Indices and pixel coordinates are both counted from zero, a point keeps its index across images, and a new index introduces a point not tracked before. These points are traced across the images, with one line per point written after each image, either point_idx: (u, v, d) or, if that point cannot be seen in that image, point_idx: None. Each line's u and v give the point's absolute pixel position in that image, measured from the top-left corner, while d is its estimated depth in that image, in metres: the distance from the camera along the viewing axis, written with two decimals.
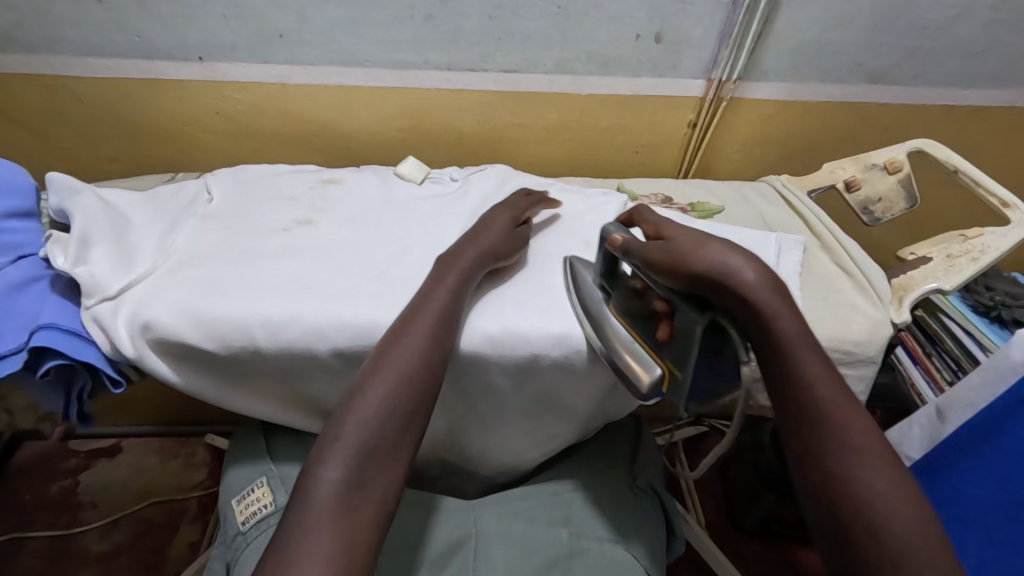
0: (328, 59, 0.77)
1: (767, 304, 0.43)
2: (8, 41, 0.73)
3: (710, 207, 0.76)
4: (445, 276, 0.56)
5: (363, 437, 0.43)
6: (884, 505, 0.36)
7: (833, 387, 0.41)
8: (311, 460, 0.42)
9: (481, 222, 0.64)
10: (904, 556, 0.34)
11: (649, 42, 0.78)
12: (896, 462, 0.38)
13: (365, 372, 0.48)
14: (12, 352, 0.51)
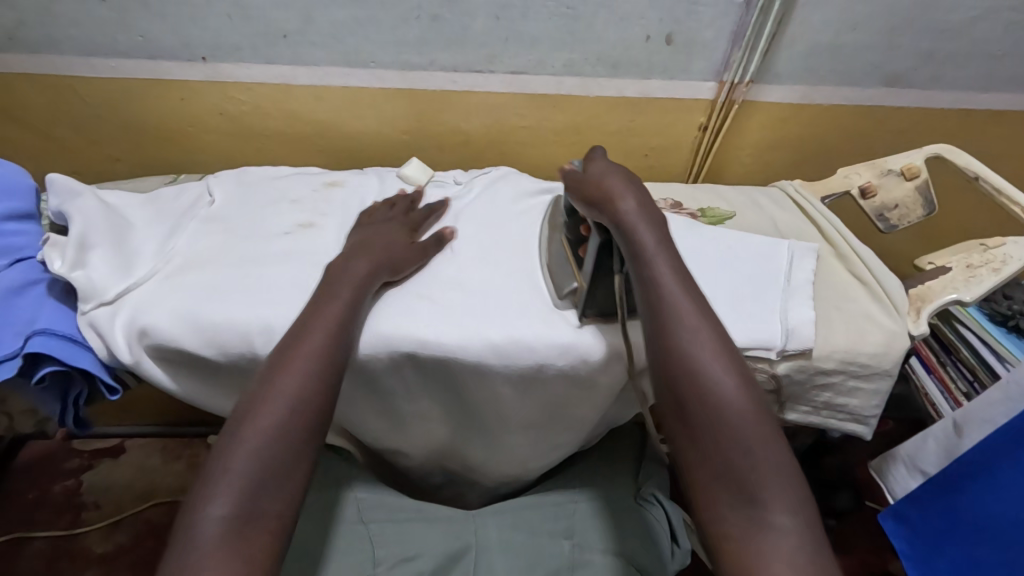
0: (333, 60, 0.76)
1: (672, 294, 0.51)
2: (11, 41, 0.73)
3: (721, 213, 0.75)
4: (337, 292, 0.54)
5: (251, 469, 0.43)
6: (726, 392, 0.46)
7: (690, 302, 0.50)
8: (195, 495, 0.42)
9: (378, 230, 0.62)
10: (739, 427, 0.44)
11: (660, 44, 0.77)
12: (733, 358, 0.48)
13: (246, 400, 0.47)
14: (7, 358, 0.50)
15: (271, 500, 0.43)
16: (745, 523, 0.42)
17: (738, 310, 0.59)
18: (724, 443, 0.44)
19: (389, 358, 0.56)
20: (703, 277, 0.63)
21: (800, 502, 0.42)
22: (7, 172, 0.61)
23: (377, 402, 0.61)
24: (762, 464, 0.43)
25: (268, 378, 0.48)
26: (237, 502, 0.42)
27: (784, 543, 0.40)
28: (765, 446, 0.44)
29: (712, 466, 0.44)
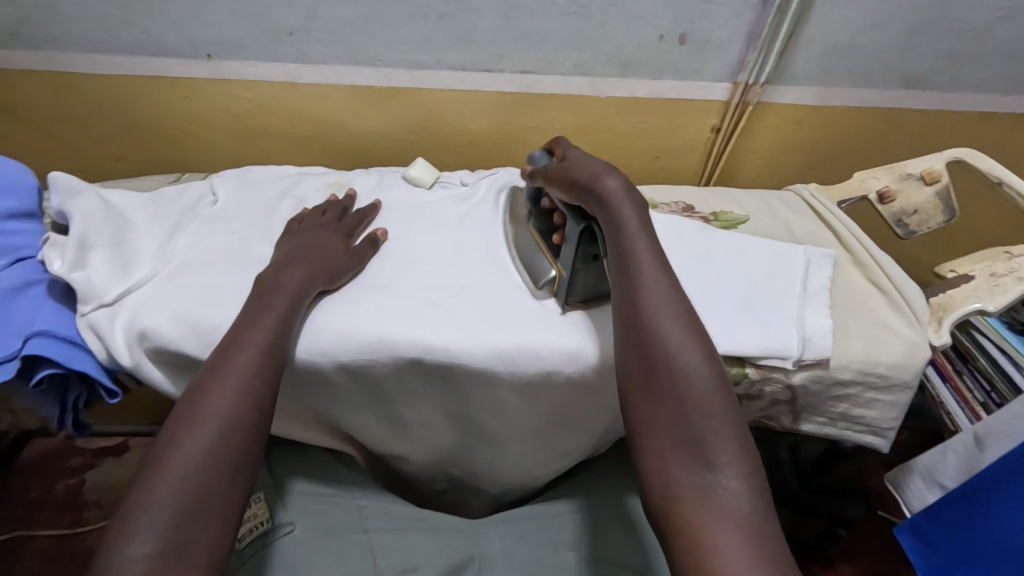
0: (339, 58, 0.75)
1: (642, 268, 0.50)
2: (13, 37, 0.72)
3: (733, 217, 0.73)
4: (272, 304, 0.52)
5: (180, 495, 0.40)
6: (687, 364, 0.45)
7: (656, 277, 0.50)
8: (114, 535, 0.38)
9: (310, 241, 0.59)
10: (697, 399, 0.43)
11: (672, 43, 0.75)
12: (696, 338, 0.47)
13: (172, 424, 0.44)
14: (4, 361, 0.49)
15: (207, 507, 0.41)
16: (694, 484, 0.41)
17: (753, 317, 0.57)
18: (680, 406, 0.43)
19: (393, 363, 0.54)
20: (715, 283, 0.61)
21: (749, 465, 0.41)
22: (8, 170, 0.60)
23: (380, 408, 0.60)
24: (716, 427, 0.42)
25: (216, 371, 0.47)
26: (164, 537, 0.38)
27: (732, 503, 0.39)
28: (720, 411, 0.43)
29: (666, 428, 0.43)
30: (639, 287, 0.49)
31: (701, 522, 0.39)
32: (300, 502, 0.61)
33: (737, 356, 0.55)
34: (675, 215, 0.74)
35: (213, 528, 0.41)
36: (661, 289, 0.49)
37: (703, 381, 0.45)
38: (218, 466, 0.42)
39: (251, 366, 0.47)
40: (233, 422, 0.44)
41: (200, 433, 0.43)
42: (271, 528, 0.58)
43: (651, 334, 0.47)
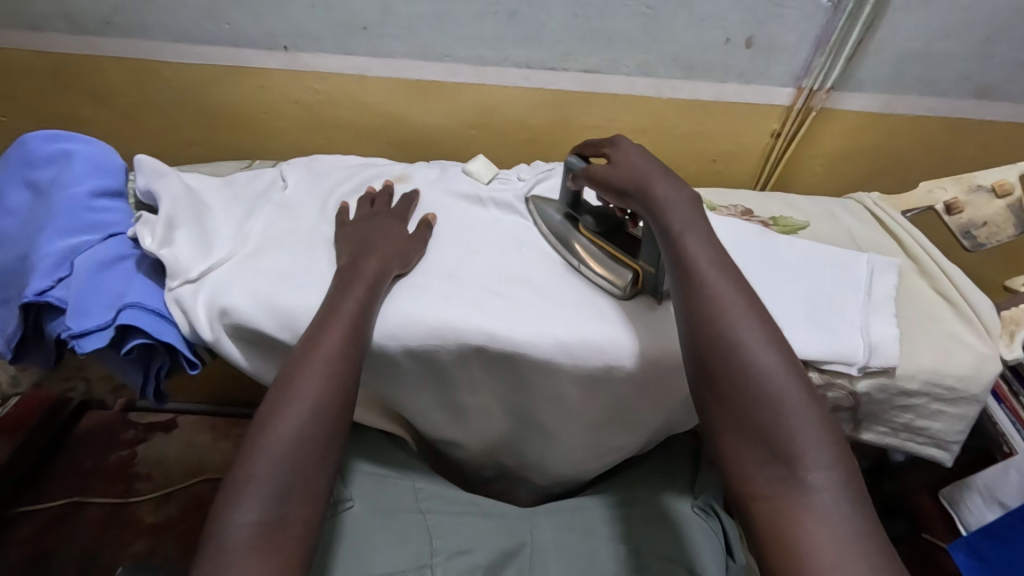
0: (409, 53, 0.77)
1: (707, 270, 0.50)
2: (106, 26, 0.75)
3: (794, 222, 0.73)
4: (351, 291, 0.54)
5: (281, 472, 0.44)
6: (764, 365, 0.45)
7: (726, 279, 0.50)
8: (224, 502, 0.42)
9: (370, 226, 0.61)
10: (778, 402, 0.43)
11: (739, 46, 0.75)
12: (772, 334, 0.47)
13: (270, 403, 0.47)
14: (99, 328, 0.51)
15: (301, 480, 0.44)
16: (781, 489, 0.41)
17: (817, 322, 0.57)
18: (762, 407, 0.43)
19: (459, 349, 0.56)
20: (778, 287, 0.61)
21: (842, 464, 0.41)
22: (98, 151, 0.64)
23: (440, 393, 0.61)
24: (801, 429, 0.42)
25: (306, 358, 0.49)
26: (265, 508, 0.42)
27: (823, 504, 0.40)
28: (802, 411, 0.43)
29: (746, 435, 0.44)
30: (704, 291, 0.49)
31: (795, 525, 0.39)
32: (360, 480, 0.62)
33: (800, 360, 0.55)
34: (734, 218, 0.74)
35: (309, 501, 0.44)
36: (727, 289, 0.49)
37: (784, 383, 0.44)
38: (310, 440, 0.46)
39: (336, 344, 0.50)
40: (321, 397, 0.48)
41: (297, 408, 0.47)
42: (334, 502, 0.59)
43: (720, 339, 0.47)
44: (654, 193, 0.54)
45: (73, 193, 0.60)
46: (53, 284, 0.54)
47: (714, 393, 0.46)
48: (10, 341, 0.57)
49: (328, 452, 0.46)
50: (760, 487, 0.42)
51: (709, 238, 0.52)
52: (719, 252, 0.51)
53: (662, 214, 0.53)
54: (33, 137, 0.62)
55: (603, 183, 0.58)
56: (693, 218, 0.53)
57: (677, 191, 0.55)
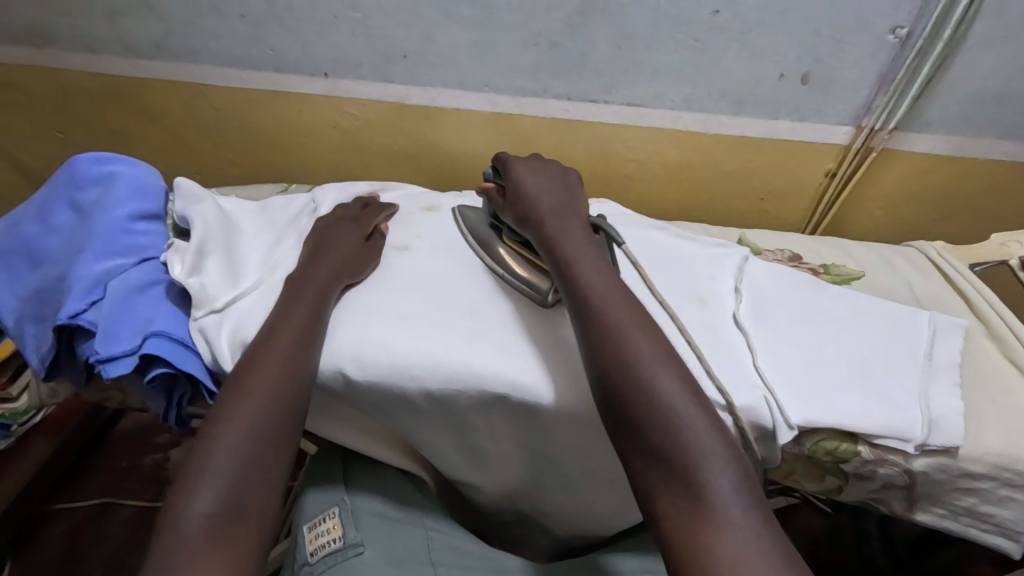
0: (448, 82, 0.76)
1: (602, 286, 0.51)
2: (159, 50, 0.78)
3: (847, 271, 0.68)
4: (298, 301, 0.55)
5: (231, 463, 0.42)
6: (653, 373, 0.45)
7: (616, 292, 0.51)
8: (175, 493, 0.41)
9: (326, 240, 0.62)
10: (670, 410, 0.43)
11: (794, 83, 0.71)
12: (663, 343, 0.47)
13: (228, 396, 0.47)
14: (124, 354, 0.52)
15: (256, 474, 0.43)
16: (688, 502, 0.40)
17: (868, 389, 0.52)
18: (656, 413, 0.43)
19: (479, 397, 0.54)
20: (824, 346, 0.57)
21: (739, 467, 0.41)
22: (141, 174, 0.65)
23: (458, 437, 0.59)
24: (698, 437, 0.42)
25: (257, 361, 0.49)
26: (220, 499, 0.41)
27: (727, 510, 0.39)
28: (697, 419, 0.43)
29: (647, 449, 0.42)
30: (602, 309, 0.49)
31: (699, 534, 0.38)
32: (373, 523, 0.58)
33: (849, 432, 0.50)
34: (781, 264, 0.69)
35: (265, 492, 0.43)
36: (622, 308, 0.49)
37: (677, 394, 0.44)
38: (263, 431, 0.45)
39: (286, 345, 0.50)
40: (274, 394, 0.47)
41: (247, 404, 0.46)
42: (343, 546, 0.56)
43: (618, 354, 0.46)
44: (546, 224, 0.57)
45: (113, 215, 0.61)
46: (86, 307, 0.55)
47: (609, 400, 0.45)
48: (44, 359, 0.57)
49: (282, 443, 0.46)
50: (666, 502, 0.40)
51: (602, 264, 0.53)
52: (611, 275, 0.52)
53: (557, 245, 0.55)
54: (81, 159, 0.63)
55: (508, 209, 0.62)
56: (584, 243, 0.55)
57: (569, 224, 0.57)
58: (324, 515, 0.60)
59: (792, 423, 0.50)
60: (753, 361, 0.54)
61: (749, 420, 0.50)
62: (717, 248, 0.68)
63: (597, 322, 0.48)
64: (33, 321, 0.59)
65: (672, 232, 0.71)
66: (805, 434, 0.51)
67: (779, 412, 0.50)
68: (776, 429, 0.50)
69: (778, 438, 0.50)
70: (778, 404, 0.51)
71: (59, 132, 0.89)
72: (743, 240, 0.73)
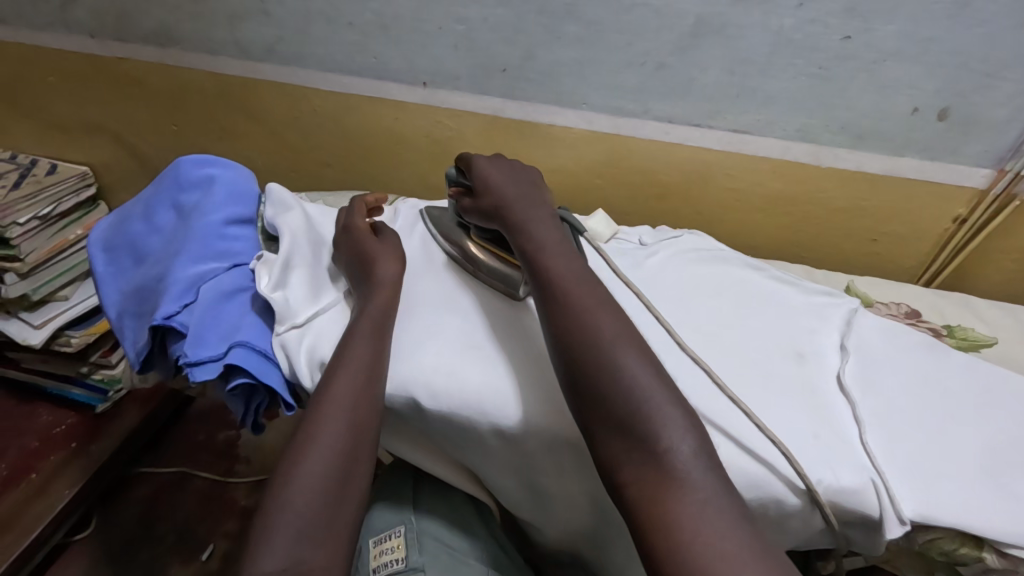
0: (545, 98, 0.74)
1: (560, 264, 0.51)
2: (269, 54, 0.80)
3: (977, 338, 0.62)
4: (359, 324, 0.53)
5: (298, 521, 0.42)
6: (608, 345, 0.44)
7: (573, 267, 0.51)
8: (249, 554, 0.42)
9: (365, 248, 0.61)
10: (621, 378, 0.42)
11: (929, 118, 0.64)
12: (620, 318, 0.47)
13: (295, 445, 0.47)
14: (211, 360, 0.53)
15: (322, 526, 0.43)
16: (650, 473, 0.39)
17: (997, 486, 0.46)
18: (620, 389, 0.42)
19: (549, 439, 0.51)
20: (940, 426, 0.50)
21: (699, 433, 0.41)
22: (238, 178, 0.68)
23: (524, 478, 0.55)
24: (663, 411, 0.41)
25: (319, 402, 0.48)
26: (286, 556, 0.41)
27: (688, 475, 0.38)
28: (657, 390, 0.42)
29: (610, 421, 0.42)
30: (561, 291, 0.48)
31: (663, 505, 0.38)
32: (436, 551, 0.55)
33: (971, 535, 0.44)
34: (896, 319, 0.65)
35: (329, 549, 0.42)
36: (587, 289, 0.49)
37: (639, 370, 0.43)
38: (330, 483, 0.45)
39: (349, 384, 0.49)
40: (344, 442, 0.47)
41: (314, 456, 0.45)
42: (404, 569, 0.54)
43: (577, 336, 0.45)
44: (513, 210, 0.57)
45: (210, 219, 0.63)
46: (179, 309, 0.56)
47: (570, 373, 0.45)
48: (140, 353, 0.60)
49: (348, 493, 0.45)
50: (628, 472, 0.40)
51: (566, 247, 0.53)
52: (577, 259, 0.52)
53: (523, 228, 0.55)
54: (186, 161, 0.66)
55: (472, 206, 0.62)
56: (549, 224, 0.55)
57: (536, 210, 0.57)
58: (389, 532, 0.58)
59: (904, 518, 0.44)
60: (860, 436, 0.49)
61: (853, 506, 0.45)
62: (822, 298, 0.62)
63: (554, 298, 0.48)
64: (133, 317, 0.62)
65: (768, 274, 0.65)
66: (917, 530, 0.46)
67: (890, 502, 0.45)
68: (884, 521, 0.44)
69: (884, 531, 0.45)
70: (889, 492, 0.45)
71: (173, 126, 0.93)
72: (850, 288, 0.69)
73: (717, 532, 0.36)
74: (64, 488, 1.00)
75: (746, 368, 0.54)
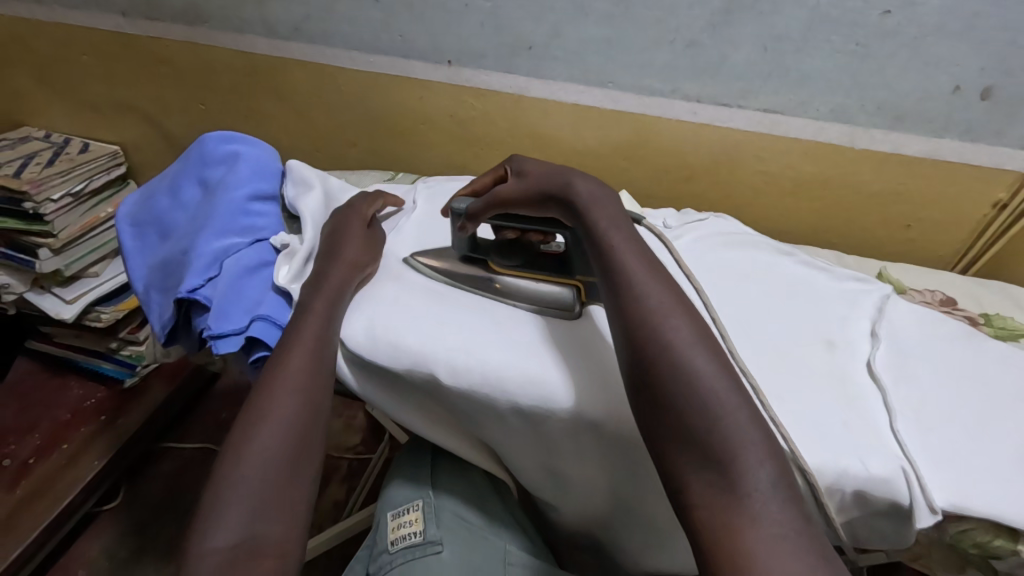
0: (572, 77, 0.73)
1: (627, 259, 0.46)
2: (296, 33, 0.80)
3: (1014, 327, 0.61)
4: (315, 304, 0.54)
5: (253, 493, 0.42)
6: (686, 353, 0.40)
7: (642, 262, 0.46)
8: (198, 525, 0.41)
9: (339, 238, 0.60)
10: (701, 393, 0.38)
11: (972, 97, 0.61)
12: (698, 322, 0.42)
13: (244, 418, 0.46)
14: (233, 333, 0.53)
15: (278, 500, 0.43)
16: (718, 492, 0.35)
17: None
18: (697, 404, 0.38)
19: (571, 420, 0.50)
20: (979, 419, 0.48)
21: (780, 458, 0.36)
22: (261, 156, 0.68)
23: (545, 458, 0.55)
24: (741, 430, 0.37)
25: (272, 377, 0.49)
26: (239, 530, 0.40)
27: (764, 503, 0.34)
28: (736, 406, 0.38)
29: (681, 436, 0.38)
30: (634, 288, 0.44)
31: (736, 535, 0.33)
32: (454, 523, 0.56)
33: (1008, 527, 0.43)
34: (929, 307, 0.63)
35: (285, 522, 0.42)
36: (659, 288, 0.44)
37: (716, 380, 0.39)
38: (287, 457, 0.45)
39: (302, 362, 0.50)
40: (298, 421, 0.47)
41: (267, 428, 0.45)
42: (422, 542, 0.54)
43: (652, 337, 0.41)
44: (576, 192, 0.51)
45: (234, 195, 0.63)
46: (202, 283, 0.57)
47: (642, 383, 0.40)
48: (165, 326, 0.61)
49: (304, 467, 0.45)
50: (699, 495, 0.36)
51: (637, 239, 0.48)
52: (649, 253, 0.47)
53: (587, 214, 0.49)
54: (211, 138, 0.66)
55: (520, 194, 0.54)
56: (618, 212, 0.50)
57: (601, 189, 0.51)
58: (407, 506, 0.58)
59: (935, 507, 0.43)
60: (891, 424, 0.47)
61: (881, 493, 0.44)
62: (853, 284, 0.60)
63: (625, 299, 0.44)
64: (159, 290, 0.63)
65: (798, 259, 0.63)
66: (949, 520, 0.44)
67: (921, 490, 0.43)
68: (914, 509, 0.43)
69: (915, 519, 0.44)
70: (919, 480, 0.44)
71: (201, 105, 0.94)
72: (883, 274, 0.68)
73: (797, 568, 0.31)
74: (92, 460, 1.02)
75: (773, 354, 0.53)
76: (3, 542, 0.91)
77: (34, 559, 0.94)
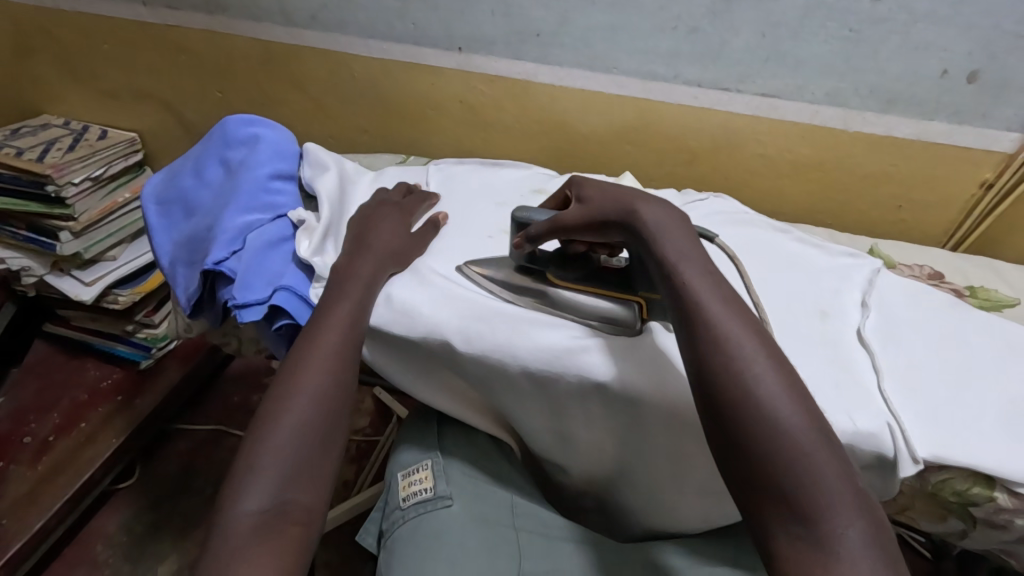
0: (578, 62, 0.76)
1: (705, 294, 0.43)
2: (313, 21, 0.83)
3: (997, 298, 0.64)
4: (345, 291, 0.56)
5: (282, 465, 0.45)
6: (774, 402, 0.38)
7: (720, 297, 0.43)
8: (230, 490, 0.44)
9: (363, 224, 0.63)
10: (791, 446, 0.37)
11: (958, 81, 0.64)
12: (782, 364, 0.40)
13: (274, 394, 0.49)
14: (257, 303, 0.56)
15: (304, 471, 0.46)
16: (809, 548, 0.35)
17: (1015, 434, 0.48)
18: (791, 461, 0.36)
19: (578, 383, 0.53)
20: (963, 381, 0.52)
21: (870, 514, 0.36)
22: (280, 138, 0.71)
23: (552, 421, 0.58)
24: (829, 484, 0.36)
25: (301, 356, 0.51)
26: (268, 498, 0.43)
27: (856, 566, 0.33)
28: (826, 460, 0.37)
29: (767, 487, 0.37)
30: (713, 322, 0.42)
31: None
32: (462, 480, 0.60)
33: (987, 475, 0.46)
34: (917, 281, 0.67)
35: (312, 490, 0.45)
36: (738, 323, 0.42)
37: (803, 432, 0.37)
38: (314, 432, 0.47)
39: (332, 344, 0.52)
40: (322, 398, 0.49)
41: (296, 404, 0.48)
42: (432, 497, 0.58)
43: (732, 381, 0.39)
44: (642, 215, 0.49)
45: (256, 174, 0.66)
46: (227, 256, 0.60)
47: (722, 426, 0.39)
48: (191, 298, 0.64)
49: (328, 440, 0.48)
50: (785, 548, 0.35)
51: (708, 265, 0.46)
52: (724, 283, 0.45)
53: (654, 241, 0.47)
54: (233, 120, 0.69)
55: (581, 221, 0.53)
56: (685, 236, 0.47)
57: (667, 211, 0.49)
58: (417, 466, 0.62)
59: (917, 457, 0.46)
60: (879, 385, 0.50)
61: (868, 448, 0.47)
62: (846, 259, 0.63)
63: (699, 334, 0.42)
64: (184, 265, 0.66)
65: (794, 236, 0.66)
66: (932, 470, 0.48)
67: (904, 442, 0.47)
68: (898, 460, 0.46)
69: (898, 469, 0.47)
70: (904, 433, 0.47)
71: (218, 92, 0.97)
72: (874, 250, 0.71)
73: None
74: (110, 438, 1.05)
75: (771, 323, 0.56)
76: (27, 514, 0.94)
77: (54, 534, 0.98)
